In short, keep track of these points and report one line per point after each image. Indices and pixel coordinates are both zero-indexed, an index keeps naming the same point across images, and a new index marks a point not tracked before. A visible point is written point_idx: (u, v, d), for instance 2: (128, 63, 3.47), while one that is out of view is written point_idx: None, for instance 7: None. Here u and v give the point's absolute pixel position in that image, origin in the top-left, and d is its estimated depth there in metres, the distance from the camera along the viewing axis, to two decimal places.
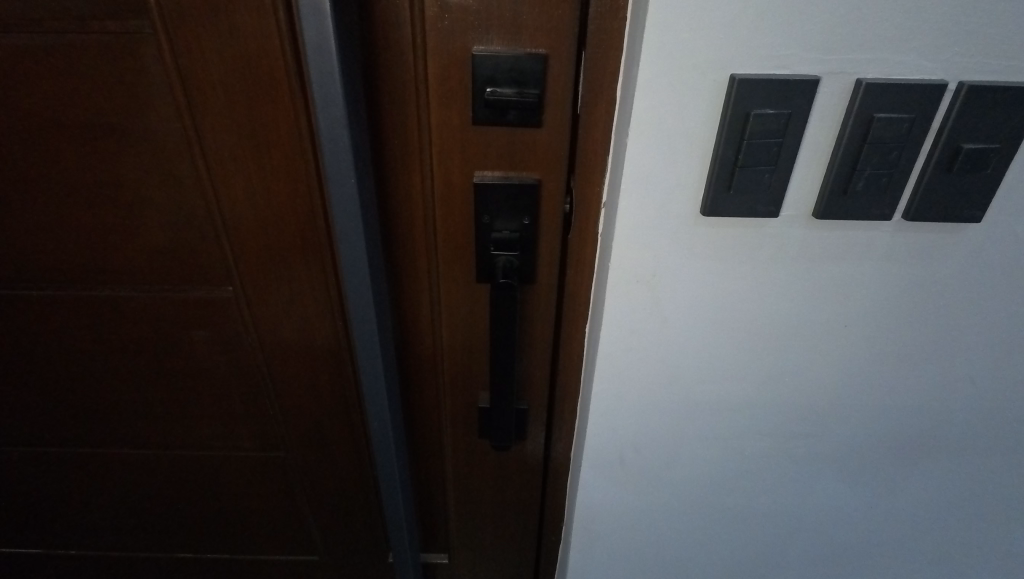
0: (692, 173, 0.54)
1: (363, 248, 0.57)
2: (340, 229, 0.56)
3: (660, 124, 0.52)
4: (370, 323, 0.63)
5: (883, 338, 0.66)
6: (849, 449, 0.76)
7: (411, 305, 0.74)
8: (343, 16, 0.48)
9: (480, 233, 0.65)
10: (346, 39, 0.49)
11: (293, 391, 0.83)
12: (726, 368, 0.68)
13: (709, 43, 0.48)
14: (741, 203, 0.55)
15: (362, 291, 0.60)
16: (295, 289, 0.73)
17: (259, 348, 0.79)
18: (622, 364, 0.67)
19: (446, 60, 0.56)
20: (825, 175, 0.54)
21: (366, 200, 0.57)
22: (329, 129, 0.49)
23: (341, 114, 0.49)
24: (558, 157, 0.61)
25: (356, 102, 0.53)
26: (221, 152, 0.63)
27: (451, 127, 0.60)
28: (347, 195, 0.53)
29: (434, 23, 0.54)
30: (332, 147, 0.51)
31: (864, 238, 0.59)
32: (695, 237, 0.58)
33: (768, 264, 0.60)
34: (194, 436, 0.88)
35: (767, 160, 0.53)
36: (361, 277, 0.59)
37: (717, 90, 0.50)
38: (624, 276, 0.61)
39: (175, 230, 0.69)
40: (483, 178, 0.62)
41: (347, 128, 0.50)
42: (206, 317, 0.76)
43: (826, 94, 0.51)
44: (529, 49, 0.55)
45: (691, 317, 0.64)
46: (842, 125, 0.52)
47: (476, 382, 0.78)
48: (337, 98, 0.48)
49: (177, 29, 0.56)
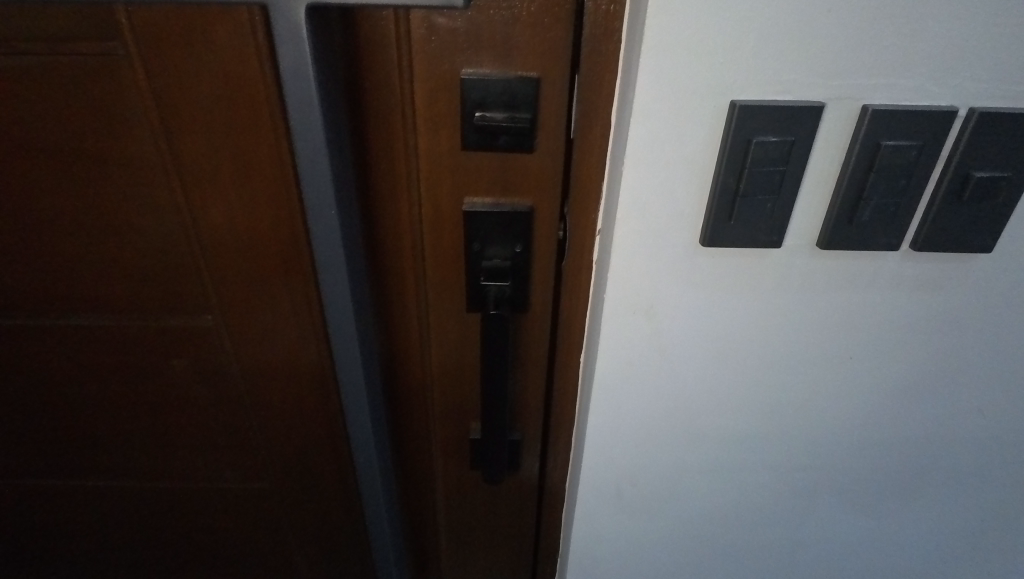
0: (691, 201, 0.52)
1: (345, 276, 0.55)
2: (322, 257, 0.54)
3: (657, 152, 0.49)
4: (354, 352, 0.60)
5: (890, 369, 0.63)
6: (858, 482, 0.72)
7: (399, 334, 0.71)
8: (325, 42, 0.46)
9: (470, 261, 0.62)
10: (326, 63, 0.46)
11: (277, 421, 0.80)
12: (728, 400, 0.65)
13: (708, 68, 0.46)
14: (743, 232, 0.52)
15: (347, 323, 0.58)
16: (277, 318, 0.70)
17: (241, 376, 0.76)
18: (620, 394, 0.65)
19: (434, 84, 0.54)
20: (831, 203, 0.52)
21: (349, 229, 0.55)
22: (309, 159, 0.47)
23: (322, 142, 0.47)
24: (551, 182, 0.59)
25: (338, 128, 0.50)
26: (200, 178, 0.60)
27: (439, 153, 0.57)
28: (329, 224, 0.51)
29: (420, 47, 0.52)
30: (311, 175, 0.49)
31: (871, 268, 0.56)
32: (694, 267, 0.56)
33: (770, 294, 0.58)
34: (174, 467, 0.85)
35: (769, 189, 0.50)
36: (344, 306, 0.57)
37: (718, 116, 0.48)
38: (620, 307, 0.58)
39: (151, 257, 0.67)
40: (473, 205, 0.60)
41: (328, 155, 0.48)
42: (186, 345, 0.73)
43: (831, 120, 0.48)
44: (520, 72, 0.53)
45: (690, 347, 0.61)
46: (848, 151, 0.50)
47: (468, 412, 0.75)
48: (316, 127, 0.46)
49: (152, 52, 0.54)
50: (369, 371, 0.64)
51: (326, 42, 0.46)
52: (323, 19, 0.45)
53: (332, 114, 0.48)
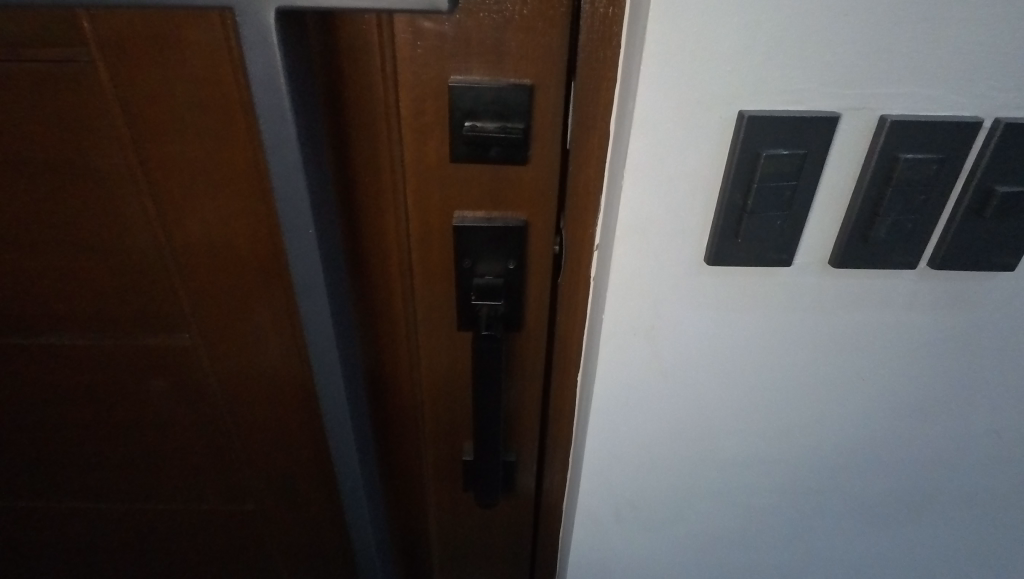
0: (696, 218, 0.48)
1: (325, 297, 0.51)
2: (300, 278, 0.50)
3: (659, 166, 0.46)
4: (336, 376, 0.57)
5: (903, 391, 0.60)
6: (867, 506, 0.69)
7: (386, 353, 0.68)
8: (300, 49, 0.42)
9: (461, 278, 0.59)
10: (301, 71, 0.43)
11: (260, 441, 0.76)
12: (732, 423, 0.62)
13: (714, 76, 0.42)
14: (751, 251, 0.49)
15: (328, 346, 0.55)
16: (259, 336, 0.67)
17: (222, 396, 0.72)
18: (619, 418, 0.61)
19: (420, 92, 0.50)
20: (844, 219, 0.49)
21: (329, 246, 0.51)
22: (283, 177, 0.44)
23: (297, 157, 0.43)
24: (546, 196, 0.56)
25: (316, 141, 0.47)
26: (173, 192, 0.57)
27: (427, 165, 0.54)
28: (305, 244, 0.48)
29: (405, 52, 0.48)
30: (286, 193, 0.45)
31: (885, 287, 0.53)
32: (698, 286, 0.52)
33: (778, 314, 0.54)
34: (154, 488, 0.81)
35: (780, 205, 0.47)
36: (325, 328, 0.53)
37: (724, 127, 0.44)
38: (620, 328, 0.55)
39: (123, 274, 0.63)
40: (463, 219, 0.56)
41: (303, 171, 0.44)
42: (163, 365, 0.70)
43: (846, 132, 0.45)
44: (512, 79, 0.49)
45: (693, 369, 0.58)
46: (864, 165, 0.46)
47: (460, 432, 0.72)
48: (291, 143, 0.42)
49: (118, 58, 0.50)
50: (353, 394, 0.61)
51: (301, 48, 0.43)
52: (298, 24, 0.42)
53: (308, 127, 0.44)
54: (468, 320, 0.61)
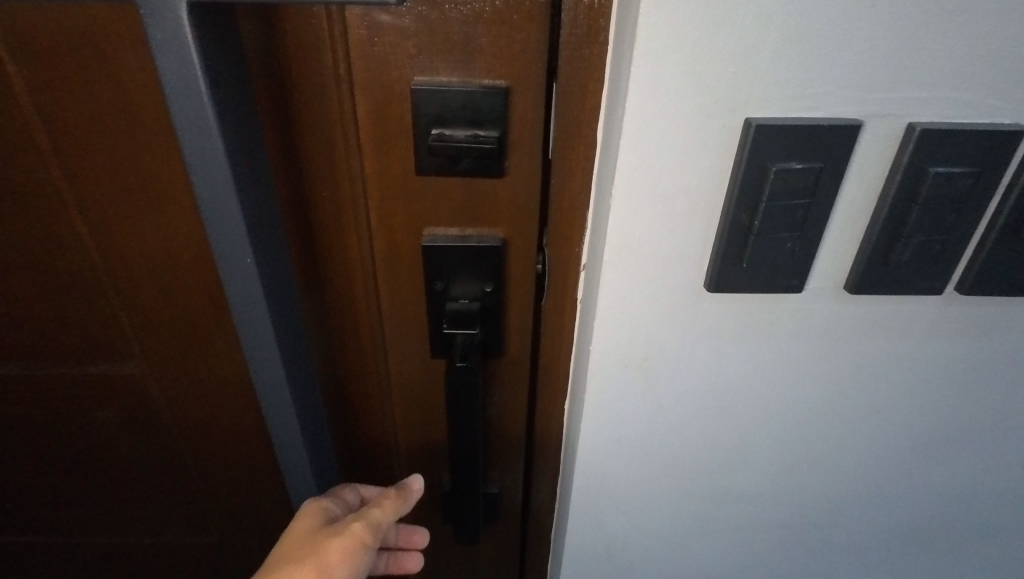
0: (696, 240, 0.42)
1: (272, 331, 0.44)
2: (242, 312, 0.43)
3: (654, 182, 0.40)
4: (291, 415, 0.50)
5: (922, 423, 0.54)
6: (878, 540, 0.64)
7: (355, 380, 0.62)
8: (228, 47, 0.36)
9: (432, 301, 0.53)
10: (230, 74, 0.36)
11: (221, 473, 0.70)
12: (734, 457, 0.56)
13: (717, 79, 0.36)
14: (757, 277, 0.43)
15: (279, 385, 0.48)
16: (212, 365, 0.60)
17: (175, 428, 0.66)
18: (609, 454, 0.55)
19: (378, 96, 0.43)
20: (863, 240, 0.43)
21: (275, 273, 0.45)
22: (211, 199, 0.37)
23: (227, 176, 0.36)
24: (527, 212, 0.49)
25: (254, 154, 0.40)
26: (104, 208, 0.50)
27: (390, 178, 0.47)
28: (244, 275, 0.41)
29: (360, 50, 0.42)
30: (216, 217, 0.38)
31: (906, 313, 0.47)
32: (696, 314, 0.46)
33: (787, 342, 0.49)
34: (111, 521, 0.75)
35: (791, 226, 0.41)
36: (274, 365, 0.46)
37: (729, 138, 0.38)
38: (609, 360, 0.49)
39: (57, 297, 0.56)
40: (433, 238, 0.50)
41: (235, 192, 0.37)
42: (108, 395, 0.63)
43: (868, 142, 0.39)
44: (485, 81, 0.43)
45: (690, 401, 0.52)
46: (888, 179, 0.40)
47: (438, 463, 0.66)
48: (218, 160, 0.36)
49: (28, 58, 0.43)
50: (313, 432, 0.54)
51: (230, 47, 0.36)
52: (225, 16, 0.35)
53: (241, 140, 0.38)
54: (442, 347, 0.55)
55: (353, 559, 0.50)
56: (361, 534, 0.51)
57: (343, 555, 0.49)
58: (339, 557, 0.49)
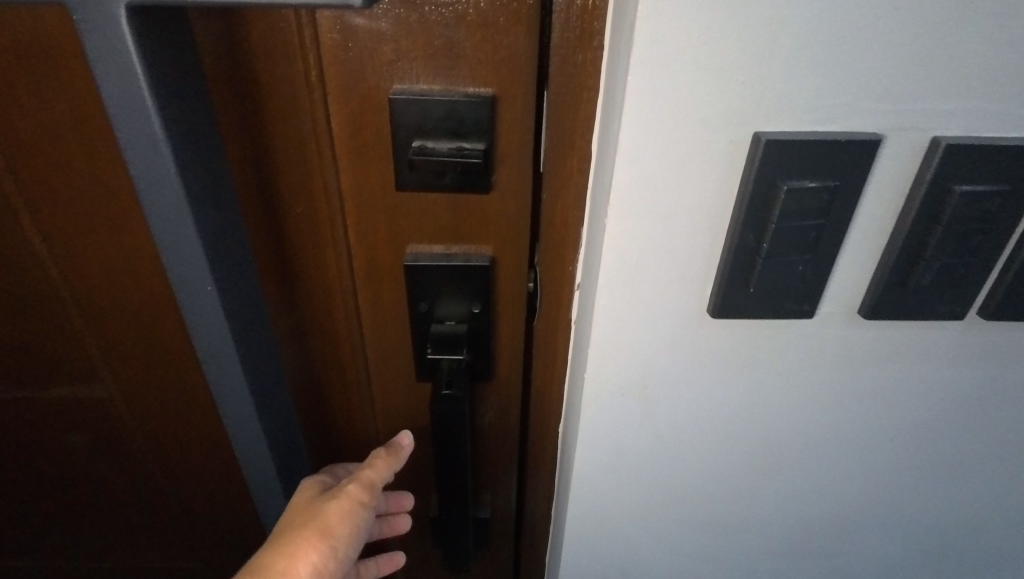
0: (699, 262, 0.39)
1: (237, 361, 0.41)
2: (204, 342, 0.40)
3: (653, 201, 0.36)
4: (262, 447, 0.47)
5: (938, 451, 0.51)
6: (890, 569, 0.60)
7: (337, 403, 0.58)
8: (179, 55, 0.32)
9: (417, 322, 0.49)
10: (183, 85, 0.32)
11: (198, 499, 0.66)
12: (739, 487, 0.53)
13: (723, 90, 0.32)
14: (765, 302, 0.40)
15: (248, 416, 0.44)
16: (185, 388, 0.56)
17: (147, 453, 0.62)
18: (605, 486, 0.52)
19: (354, 106, 0.40)
20: (880, 262, 0.39)
21: (241, 297, 0.41)
22: (164, 222, 0.33)
23: (180, 198, 0.33)
24: (517, 229, 0.46)
25: (214, 171, 0.37)
26: (63, 226, 0.47)
27: (368, 193, 0.44)
28: (204, 302, 0.38)
29: (332, 56, 0.38)
30: (171, 241, 0.35)
31: (925, 338, 0.44)
32: (699, 340, 0.43)
33: (797, 369, 0.45)
34: (85, 545, 0.72)
35: (802, 248, 0.37)
36: (242, 396, 0.43)
37: (735, 154, 0.35)
38: (605, 388, 0.45)
39: (17, 318, 0.53)
40: (416, 256, 0.46)
41: (190, 214, 0.34)
42: (77, 419, 0.60)
43: (888, 159, 0.36)
44: (469, 89, 0.39)
45: (693, 431, 0.48)
46: (909, 197, 0.37)
47: (425, 488, 0.63)
48: (171, 179, 0.32)
49: None
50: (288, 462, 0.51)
51: (183, 54, 0.33)
52: (175, 19, 0.32)
53: (197, 157, 0.34)
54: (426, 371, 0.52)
55: (352, 521, 0.49)
56: (356, 496, 0.50)
57: (343, 517, 0.49)
58: (340, 519, 0.49)
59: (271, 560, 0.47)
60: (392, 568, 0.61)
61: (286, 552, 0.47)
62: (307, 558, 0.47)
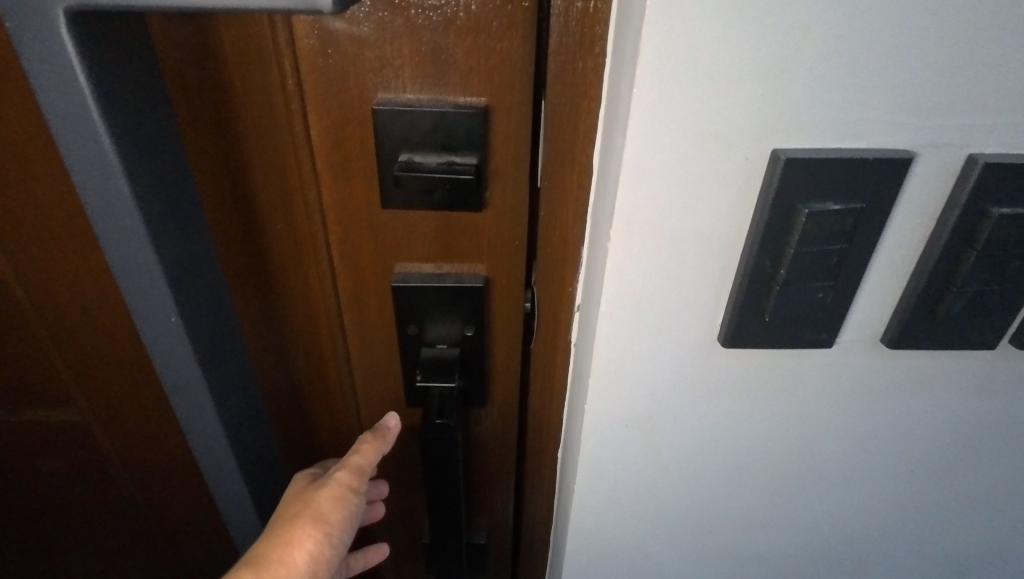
0: (710, 288, 0.36)
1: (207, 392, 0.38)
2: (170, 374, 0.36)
3: (661, 223, 0.33)
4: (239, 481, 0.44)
5: (963, 483, 0.48)
6: None
7: (325, 426, 0.55)
8: (129, 66, 0.29)
9: (406, 345, 0.46)
10: (138, 97, 0.29)
11: (180, 524, 0.63)
12: (750, 520, 0.49)
13: (739, 104, 0.29)
14: (782, 331, 0.36)
15: (222, 450, 0.41)
16: (162, 410, 0.53)
17: (125, 478, 0.59)
18: (607, 518, 0.48)
19: (335, 117, 0.37)
20: (906, 288, 0.36)
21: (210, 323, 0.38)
22: (120, 248, 0.31)
23: (137, 222, 0.30)
24: (512, 247, 0.42)
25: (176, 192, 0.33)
26: (27, 245, 0.44)
27: (352, 210, 0.40)
28: (168, 333, 0.34)
29: (310, 64, 0.35)
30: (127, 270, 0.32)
31: (953, 367, 0.41)
32: (708, 370, 0.40)
33: (815, 401, 0.42)
34: (64, 571, 0.69)
35: (824, 275, 0.34)
36: (214, 428, 0.40)
37: (751, 173, 0.31)
38: (606, 420, 0.42)
39: None
40: (405, 276, 0.43)
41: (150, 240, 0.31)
42: (50, 443, 0.57)
43: (920, 177, 0.32)
44: (460, 99, 0.36)
45: (701, 463, 0.45)
46: (941, 220, 0.34)
47: (418, 514, 0.59)
48: (122, 202, 0.29)
49: None
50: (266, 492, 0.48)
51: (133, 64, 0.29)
52: (125, 27, 0.28)
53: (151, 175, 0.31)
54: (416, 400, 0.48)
55: (346, 508, 0.47)
56: (347, 483, 0.47)
57: (336, 505, 0.46)
58: (333, 506, 0.46)
59: (266, 548, 0.45)
60: (380, 558, 0.58)
61: (281, 540, 0.45)
62: (304, 546, 0.45)
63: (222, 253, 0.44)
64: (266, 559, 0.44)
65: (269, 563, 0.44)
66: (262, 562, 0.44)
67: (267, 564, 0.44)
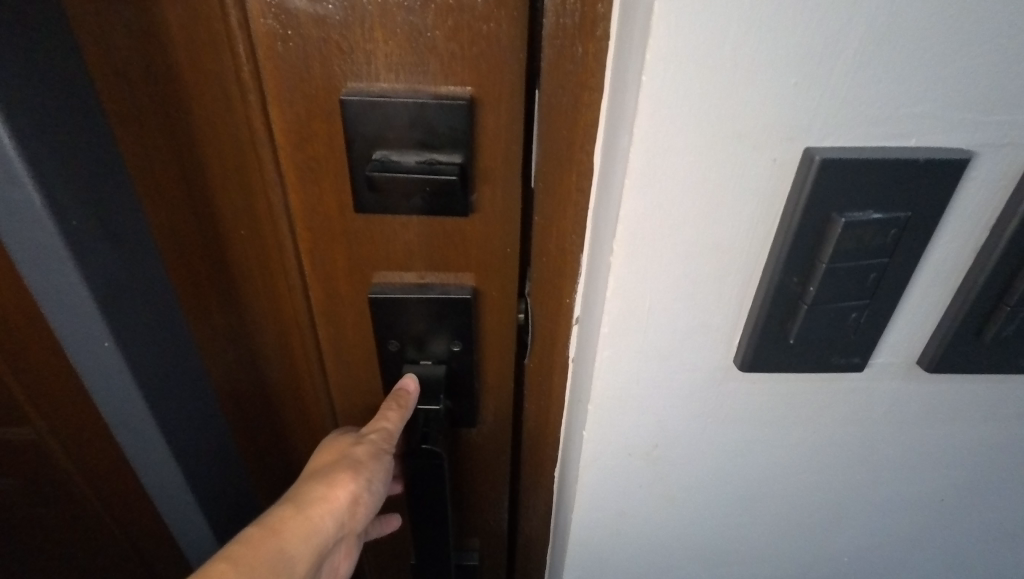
0: (727, 308, 0.31)
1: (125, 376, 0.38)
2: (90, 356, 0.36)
3: (673, 234, 0.28)
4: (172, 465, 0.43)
5: (992, 509, 0.44)
6: None
7: (303, 440, 0.51)
8: (15, 57, 0.27)
9: (388, 361, 0.42)
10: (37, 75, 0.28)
11: (152, 540, 0.59)
12: (761, 547, 0.46)
13: (768, 97, 0.25)
14: (808, 355, 0.32)
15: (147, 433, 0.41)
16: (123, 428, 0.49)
17: (89, 496, 0.55)
18: (607, 549, 0.44)
19: (299, 110, 0.32)
20: (948, 309, 0.32)
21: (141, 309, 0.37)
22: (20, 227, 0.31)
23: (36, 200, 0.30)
24: (504, 257, 0.38)
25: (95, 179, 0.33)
26: None
27: (322, 216, 0.36)
28: (82, 313, 0.34)
29: (266, 49, 0.30)
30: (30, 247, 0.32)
31: (995, 394, 0.36)
32: (722, 395, 0.35)
33: (840, 428, 0.37)
34: None
35: (858, 294, 0.30)
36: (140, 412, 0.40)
37: (778, 177, 0.27)
38: (606, 447, 0.38)
39: None
40: (384, 289, 0.38)
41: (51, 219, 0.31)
42: (5, 460, 0.53)
43: (974, 184, 0.28)
44: (442, 89, 0.32)
45: (710, 492, 0.41)
46: (996, 233, 0.29)
47: (405, 536, 0.55)
48: (20, 181, 0.29)
49: None
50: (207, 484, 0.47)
51: (26, 54, 0.28)
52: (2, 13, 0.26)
53: (43, 175, 0.30)
54: (421, 401, 0.41)
55: (385, 464, 0.41)
56: (386, 437, 0.41)
57: (373, 458, 0.40)
58: (371, 458, 0.40)
59: (309, 485, 0.40)
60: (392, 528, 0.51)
61: (322, 481, 0.40)
62: (342, 494, 0.40)
63: (167, 262, 0.39)
64: (308, 497, 0.40)
65: (311, 502, 0.40)
66: (305, 499, 0.40)
67: (310, 503, 0.40)
